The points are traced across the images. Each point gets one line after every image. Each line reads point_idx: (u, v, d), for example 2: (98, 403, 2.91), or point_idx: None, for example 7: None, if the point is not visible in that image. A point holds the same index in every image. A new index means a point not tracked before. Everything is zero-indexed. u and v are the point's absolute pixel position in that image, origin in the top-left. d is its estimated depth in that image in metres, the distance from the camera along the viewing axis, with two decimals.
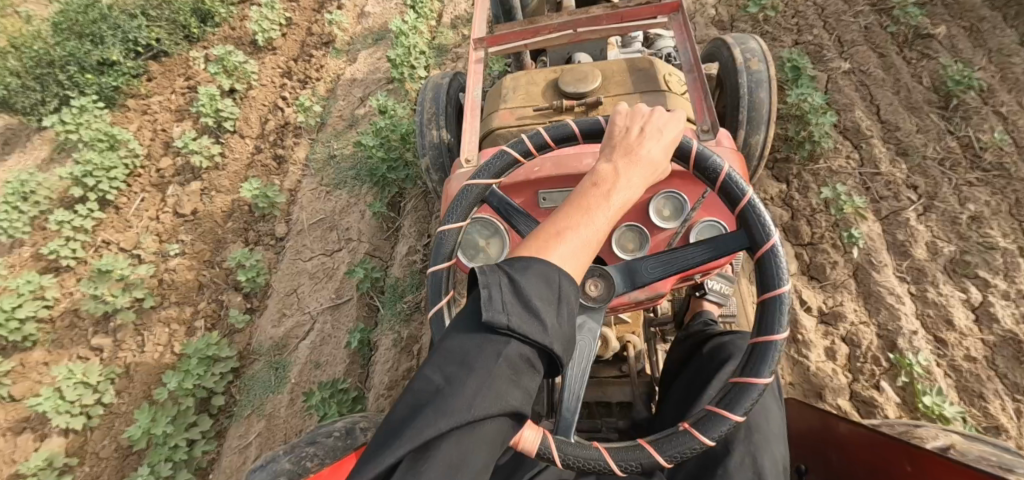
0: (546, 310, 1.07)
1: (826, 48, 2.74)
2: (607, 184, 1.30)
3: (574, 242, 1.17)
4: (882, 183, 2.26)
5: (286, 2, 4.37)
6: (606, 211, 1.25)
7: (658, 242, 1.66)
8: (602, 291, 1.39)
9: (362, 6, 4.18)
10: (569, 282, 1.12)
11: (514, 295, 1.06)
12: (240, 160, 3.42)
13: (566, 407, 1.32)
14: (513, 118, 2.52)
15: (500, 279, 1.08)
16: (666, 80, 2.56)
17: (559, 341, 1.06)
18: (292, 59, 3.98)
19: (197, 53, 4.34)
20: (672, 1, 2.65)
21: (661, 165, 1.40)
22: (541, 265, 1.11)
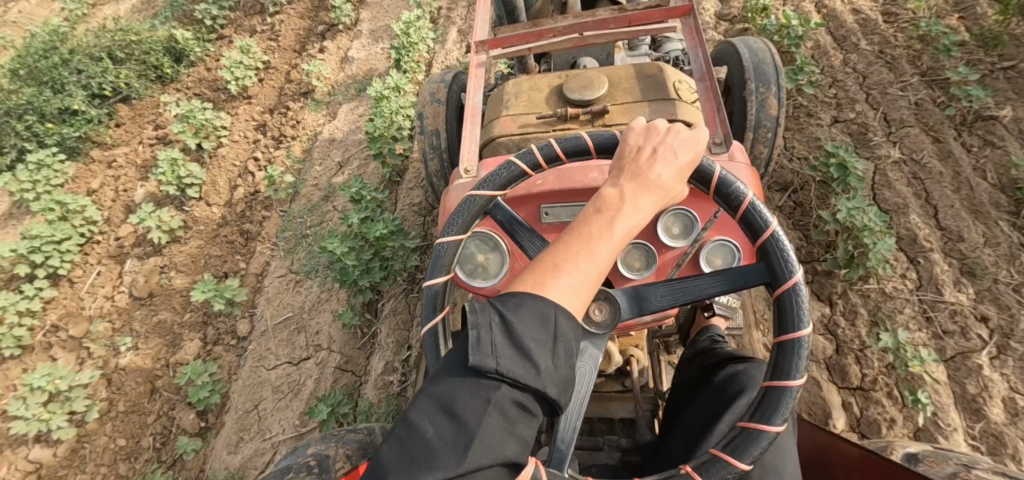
0: (541, 352, 0.84)
1: (871, 132, 2.35)
2: (613, 210, 1.00)
3: (574, 275, 0.92)
4: (947, 313, 1.89)
5: (265, 46, 4.06)
6: (611, 242, 0.96)
7: (665, 262, 1.40)
8: (607, 316, 1.16)
9: (346, 49, 3.83)
10: (569, 320, 0.89)
11: (506, 337, 0.85)
12: (204, 232, 3.05)
13: (561, 436, 1.08)
14: (515, 126, 2.15)
15: (490, 317, 0.86)
16: (678, 88, 2.20)
17: (559, 385, 0.85)
18: (268, 109, 3.63)
19: (168, 97, 3.99)
20: (683, 4, 2.35)
21: (677, 188, 1.08)
22: (535, 303, 0.88)
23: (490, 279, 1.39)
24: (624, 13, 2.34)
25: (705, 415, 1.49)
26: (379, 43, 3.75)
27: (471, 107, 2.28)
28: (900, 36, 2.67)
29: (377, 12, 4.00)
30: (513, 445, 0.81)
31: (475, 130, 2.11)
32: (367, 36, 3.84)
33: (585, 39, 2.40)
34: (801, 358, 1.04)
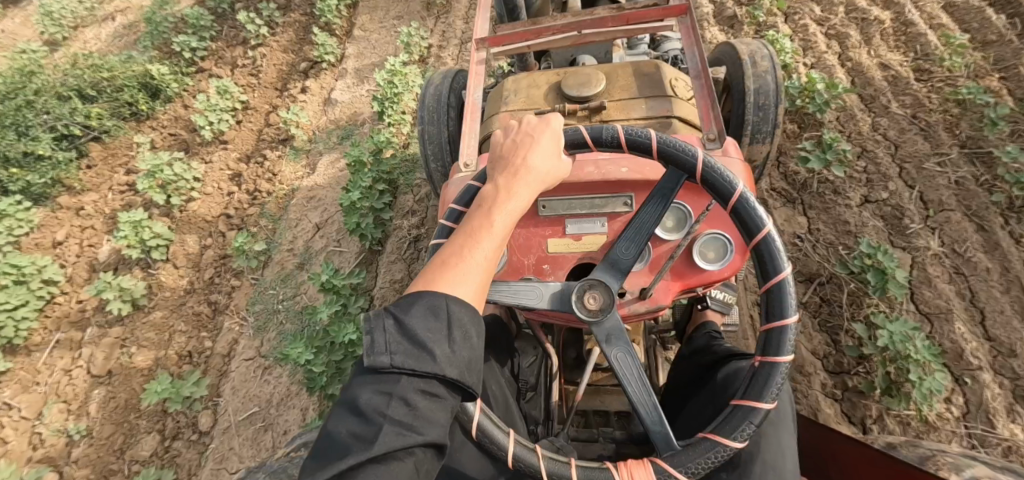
0: (435, 340, 0.92)
1: (908, 216, 2.08)
2: (490, 204, 1.09)
3: (465, 270, 1.00)
4: (1000, 451, 1.64)
5: (246, 86, 3.81)
6: (494, 230, 1.05)
7: (658, 257, 1.45)
8: (602, 299, 1.20)
9: (330, 88, 3.58)
10: (460, 306, 0.96)
11: (401, 333, 0.93)
12: (170, 299, 2.80)
13: (651, 422, 1.12)
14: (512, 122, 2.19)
15: (384, 320, 0.94)
16: (673, 85, 2.18)
17: (458, 367, 0.92)
18: (244, 156, 3.38)
19: (142, 137, 3.75)
20: (680, 4, 2.24)
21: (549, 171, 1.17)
22: (427, 297, 0.95)
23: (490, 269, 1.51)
24: (621, 14, 2.28)
25: (713, 407, 1.46)
26: (363, 84, 3.51)
27: (472, 104, 2.24)
28: (934, 97, 2.40)
29: (364, 48, 3.76)
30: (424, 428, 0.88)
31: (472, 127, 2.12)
32: (351, 74, 3.59)
33: (583, 37, 2.34)
34: (779, 251, 1.14)
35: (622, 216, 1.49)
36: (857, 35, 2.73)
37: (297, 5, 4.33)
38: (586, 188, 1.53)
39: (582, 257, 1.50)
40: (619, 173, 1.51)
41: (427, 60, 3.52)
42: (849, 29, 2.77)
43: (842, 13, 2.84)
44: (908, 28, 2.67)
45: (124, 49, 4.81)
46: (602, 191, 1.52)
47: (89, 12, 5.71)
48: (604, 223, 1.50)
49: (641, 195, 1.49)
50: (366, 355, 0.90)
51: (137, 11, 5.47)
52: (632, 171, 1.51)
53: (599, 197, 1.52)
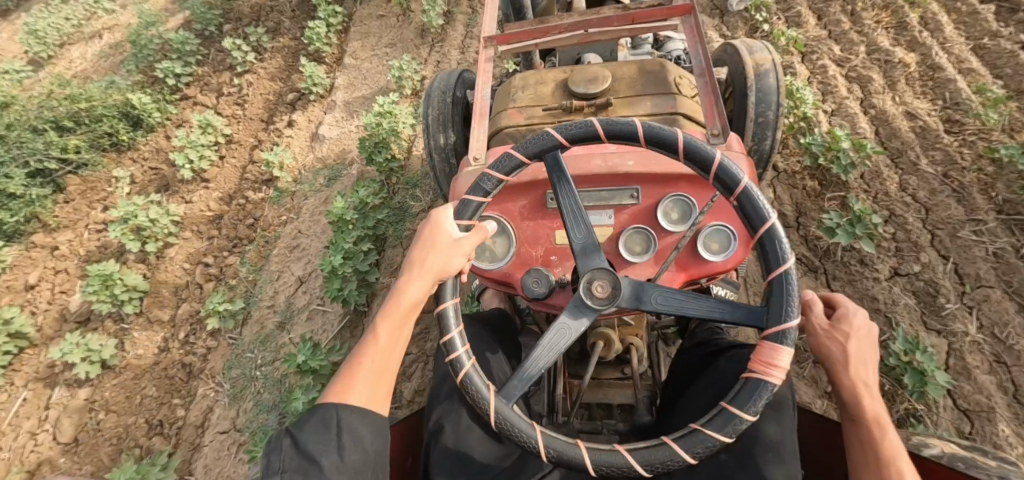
0: (325, 450, 1.09)
1: (942, 293, 1.90)
2: (390, 311, 1.27)
3: (362, 377, 1.20)
4: None
5: (230, 118, 3.62)
6: (388, 337, 1.25)
7: (664, 248, 1.47)
8: (605, 281, 1.26)
9: (318, 121, 3.40)
10: (350, 414, 1.14)
11: (295, 449, 1.08)
12: (142, 358, 2.62)
13: (727, 314, 1.22)
14: (521, 118, 2.25)
15: (282, 441, 1.10)
16: (678, 83, 2.22)
17: (346, 470, 1.09)
18: (225, 195, 3.18)
19: (120, 171, 3.57)
20: (684, 4, 2.35)
21: (435, 269, 1.28)
22: (322, 409, 1.13)
23: (498, 261, 1.55)
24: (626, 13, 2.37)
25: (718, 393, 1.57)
26: (352, 118, 3.32)
27: (481, 99, 2.33)
28: (966, 152, 2.21)
29: (354, 77, 3.58)
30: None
31: (482, 123, 2.21)
32: (340, 106, 3.41)
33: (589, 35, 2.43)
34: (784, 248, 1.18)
35: (630, 208, 1.52)
36: (880, 79, 2.54)
37: (287, 30, 4.16)
38: (594, 180, 1.55)
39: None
40: (625, 166, 1.54)
41: (420, 94, 3.34)
42: (872, 71, 2.57)
43: (863, 53, 2.66)
44: (936, 73, 2.48)
45: (108, 73, 4.65)
46: (609, 183, 1.55)
47: (76, 29, 5.53)
48: (611, 215, 1.53)
49: (648, 188, 1.52)
50: (261, 475, 1.04)
51: (124, 30, 5.30)
52: (638, 164, 1.53)
53: (606, 190, 1.54)
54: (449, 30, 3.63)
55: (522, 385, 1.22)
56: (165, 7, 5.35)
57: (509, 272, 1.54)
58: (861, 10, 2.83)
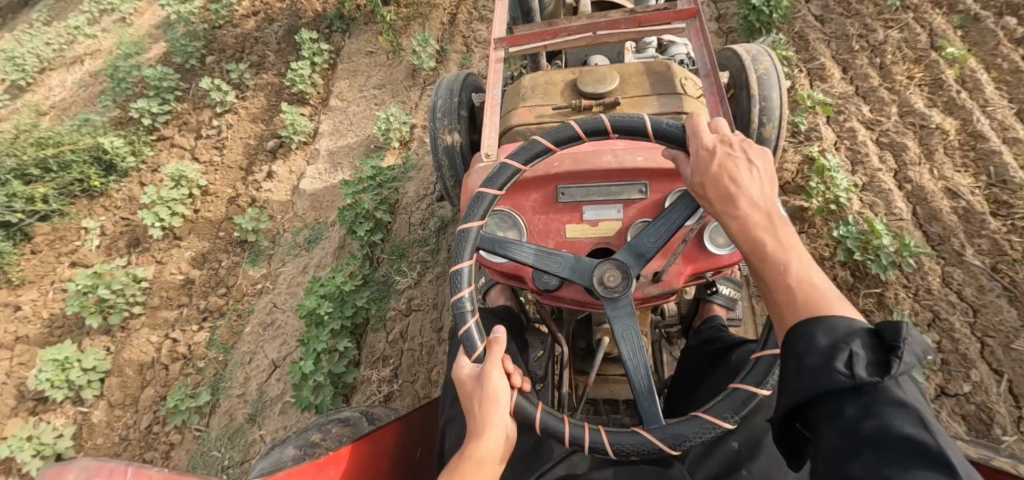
0: None
1: (997, 422, 1.69)
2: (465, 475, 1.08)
3: None
4: None
5: (207, 165, 3.39)
6: None
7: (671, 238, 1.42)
8: (608, 271, 1.24)
9: (300, 172, 3.15)
10: None
11: None
12: (100, 449, 2.38)
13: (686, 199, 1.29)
14: (531, 118, 2.25)
15: None
16: (683, 84, 2.25)
17: None
18: (197, 257, 2.93)
19: (90, 222, 3.34)
20: (692, 6, 2.42)
21: (488, 414, 1.13)
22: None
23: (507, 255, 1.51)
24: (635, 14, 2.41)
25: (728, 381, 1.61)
26: (334, 171, 3.07)
27: (491, 99, 2.37)
28: (1016, 241, 1.97)
29: (340, 122, 3.34)
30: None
31: (492, 124, 2.25)
32: (324, 156, 3.16)
33: (597, 38, 2.48)
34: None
35: (639, 203, 1.47)
36: (916, 147, 2.29)
37: (270, 65, 3.92)
38: (603, 176, 1.50)
39: (598, 244, 1.47)
40: (634, 162, 1.50)
41: (409, 145, 3.05)
42: (906, 137, 2.32)
43: (894, 114, 2.41)
44: (978, 143, 2.23)
45: (87, 108, 4.42)
46: (618, 178, 1.50)
47: (57, 53, 5.31)
48: (619, 208, 1.48)
49: (656, 184, 1.48)
50: None
51: (105, 56, 5.06)
52: (648, 160, 1.49)
53: (614, 184, 1.49)
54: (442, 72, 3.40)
55: (655, 400, 1.16)
56: (148, 32, 5.11)
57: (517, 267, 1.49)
58: (891, 63, 2.59)
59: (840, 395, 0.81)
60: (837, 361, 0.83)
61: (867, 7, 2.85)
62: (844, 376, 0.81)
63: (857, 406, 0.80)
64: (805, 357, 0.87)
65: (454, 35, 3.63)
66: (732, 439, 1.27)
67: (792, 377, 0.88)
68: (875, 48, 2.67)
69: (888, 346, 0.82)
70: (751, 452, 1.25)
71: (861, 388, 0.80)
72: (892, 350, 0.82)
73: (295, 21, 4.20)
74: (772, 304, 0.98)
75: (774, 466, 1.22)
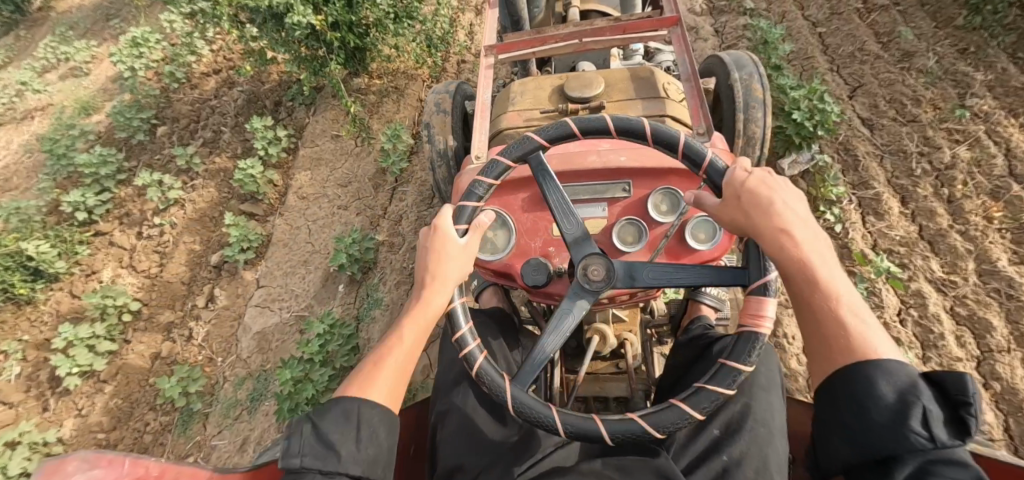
0: (343, 445, 1.02)
1: None
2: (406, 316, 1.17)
3: (389, 374, 1.12)
4: None
5: (145, 277, 2.93)
6: (401, 354, 1.14)
7: (654, 237, 1.48)
8: (602, 272, 1.26)
9: (247, 295, 2.67)
10: (374, 410, 1.08)
11: (316, 440, 1.02)
12: None
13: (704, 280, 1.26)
14: (520, 120, 2.44)
15: (303, 427, 1.04)
16: (666, 89, 2.42)
17: (360, 463, 1.02)
18: (121, 411, 2.45)
19: (8, 346, 2.86)
20: (672, 16, 2.55)
21: (437, 269, 1.20)
22: (341, 402, 1.07)
23: (497, 252, 1.49)
24: (618, 22, 2.53)
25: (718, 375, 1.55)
26: (286, 299, 2.58)
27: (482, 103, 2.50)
28: None
29: (297, 228, 2.84)
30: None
31: (485, 125, 2.41)
32: (275, 277, 2.67)
33: (584, 44, 2.63)
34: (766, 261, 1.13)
35: (622, 202, 1.53)
36: (1002, 325, 1.82)
37: (223, 144, 3.41)
38: (592, 175, 1.56)
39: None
40: (619, 162, 1.55)
41: (371, 273, 2.54)
42: (992, 311, 1.85)
43: (971, 272, 1.93)
44: None
45: (29, 184, 3.94)
46: (602, 177, 1.56)
47: (5, 107, 4.80)
48: (604, 207, 1.53)
49: (639, 183, 1.54)
50: (280, 459, 0.99)
51: (54, 114, 4.56)
52: (632, 159, 1.55)
53: (600, 183, 1.55)
54: (412, 165, 2.88)
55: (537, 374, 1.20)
56: (103, 86, 4.64)
57: (509, 263, 1.49)
58: (962, 196, 2.09)
59: (909, 453, 0.85)
60: (915, 420, 0.86)
61: (926, 111, 2.36)
62: (924, 439, 0.84)
63: (915, 465, 0.85)
64: (874, 407, 0.90)
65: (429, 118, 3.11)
66: (712, 426, 1.26)
67: (854, 427, 0.92)
68: (941, 172, 2.17)
69: (951, 398, 0.88)
70: (731, 436, 1.22)
71: (936, 449, 0.84)
72: (963, 405, 0.86)
73: (257, 87, 3.65)
74: (820, 337, 1.01)
75: (755, 449, 1.20)
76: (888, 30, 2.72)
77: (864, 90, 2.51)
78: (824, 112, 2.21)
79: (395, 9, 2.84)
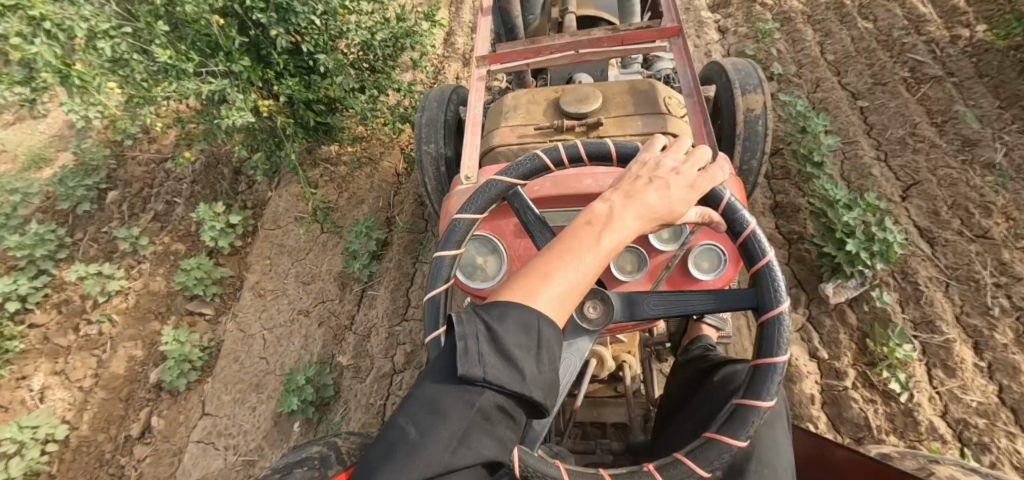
0: (526, 357, 0.80)
1: None
2: (595, 225, 0.90)
3: (558, 285, 0.84)
4: None
5: (77, 392, 2.52)
6: (589, 259, 0.86)
7: (655, 266, 1.39)
8: (600, 314, 1.14)
9: (188, 426, 2.27)
10: (551, 329, 0.82)
11: (492, 346, 0.79)
12: None
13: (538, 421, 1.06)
14: (514, 136, 2.09)
15: (474, 326, 0.81)
16: (668, 103, 2.12)
17: (543, 388, 0.80)
18: None
19: None
20: (673, 26, 2.28)
21: (646, 188, 0.95)
22: (511, 308, 0.81)
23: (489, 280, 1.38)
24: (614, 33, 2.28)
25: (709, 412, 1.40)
26: (233, 436, 2.20)
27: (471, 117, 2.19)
28: None
29: (250, 334, 2.44)
30: (482, 444, 0.76)
31: (474, 141, 2.06)
32: (222, 404, 2.28)
33: (579, 57, 2.35)
34: (780, 336, 1.04)
35: None
36: None
37: (177, 220, 2.99)
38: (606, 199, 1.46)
39: None
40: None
41: (331, 407, 2.14)
42: None
43: None
44: None
45: None
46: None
47: None
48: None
49: None
50: (459, 358, 0.79)
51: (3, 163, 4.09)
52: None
53: None
54: (383, 262, 2.46)
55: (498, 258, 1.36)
56: (58, 131, 4.19)
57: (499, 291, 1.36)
58: None
59: None
60: None
61: (998, 223, 1.95)
62: None
63: None
64: None
65: (403, 197, 2.68)
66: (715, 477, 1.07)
67: None
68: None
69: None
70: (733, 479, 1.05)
71: None
72: None
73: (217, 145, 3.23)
74: None
75: None
76: (943, 108, 2.32)
77: (919, 189, 2.11)
78: (885, 242, 1.82)
79: (363, 83, 2.39)
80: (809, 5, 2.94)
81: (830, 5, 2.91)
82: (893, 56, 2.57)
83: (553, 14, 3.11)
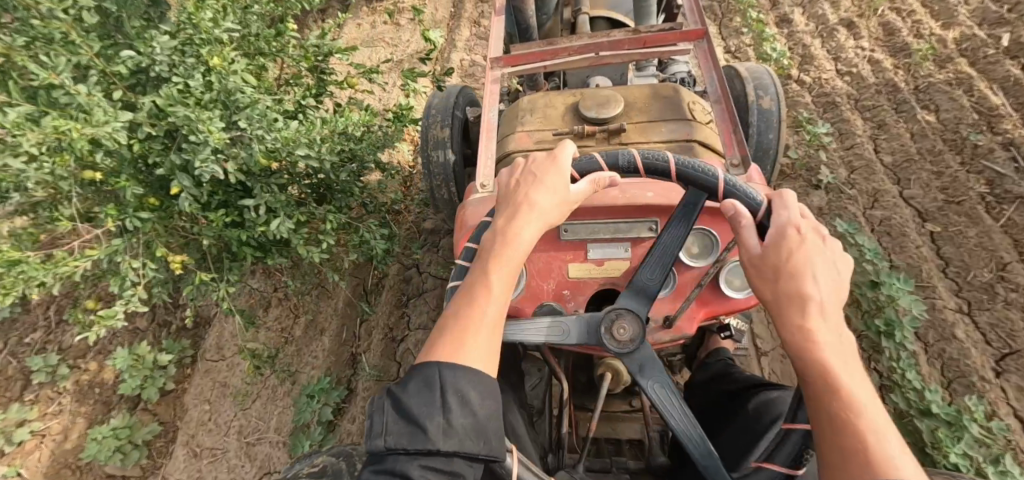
0: (431, 410, 0.73)
1: None
2: (489, 254, 0.86)
3: (474, 327, 0.80)
4: None
5: None
6: (496, 289, 0.83)
7: (684, 283, 1.17)
8: (633, 331, 0.97)
9: None
10: (458, 371, 0.76)
11: (401, 415, 0.75)
12: None
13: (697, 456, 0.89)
14: (530, 141, 1.65)
15: (384, 401, 0.77)
16: (692, 108, 1.65)
17: (458, 438, 0.73)
18: None
19: None
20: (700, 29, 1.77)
21: (531, 192, 0.91)
22: (421, 369, 0.77)
23: None
24: (640, 35, 1.77)
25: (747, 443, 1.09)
26: None
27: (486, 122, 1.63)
28: None
29: None
30: None
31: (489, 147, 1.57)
32: None
33: (598, 60, 1.82)
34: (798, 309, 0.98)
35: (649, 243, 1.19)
36: None
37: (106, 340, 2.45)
38: (609, 211, 1.20)
39: (605, 286, 1.18)
40: (644, 198, 1.20)
41: None
42: None
43: None
44: None
45: None
46: (624, 215, 1.21)
47: None
48: (626, 246, 1.19)
49: None
50: (365, 441, 0.75)
51: None
52: (661, 196, 1.21)
53: (623, 221, 1.20)
54: (343, 426, 2.00)
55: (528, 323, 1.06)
56: None
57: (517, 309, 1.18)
58: None
59: None
60: None
61: None
62: None
63: None
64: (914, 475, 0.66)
65: (370, 328, 2.22)
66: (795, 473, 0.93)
67: None
68: None
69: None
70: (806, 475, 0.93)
71: None
72: None
73: None
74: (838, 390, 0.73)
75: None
76: None
77: (1018, 361, 1.68)
78: None
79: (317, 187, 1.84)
80: (854, 85, 2.50)
81: (882, 87, 2.46)
82: (963, 162, 2.13)
83: (566, 15, 2.47)
